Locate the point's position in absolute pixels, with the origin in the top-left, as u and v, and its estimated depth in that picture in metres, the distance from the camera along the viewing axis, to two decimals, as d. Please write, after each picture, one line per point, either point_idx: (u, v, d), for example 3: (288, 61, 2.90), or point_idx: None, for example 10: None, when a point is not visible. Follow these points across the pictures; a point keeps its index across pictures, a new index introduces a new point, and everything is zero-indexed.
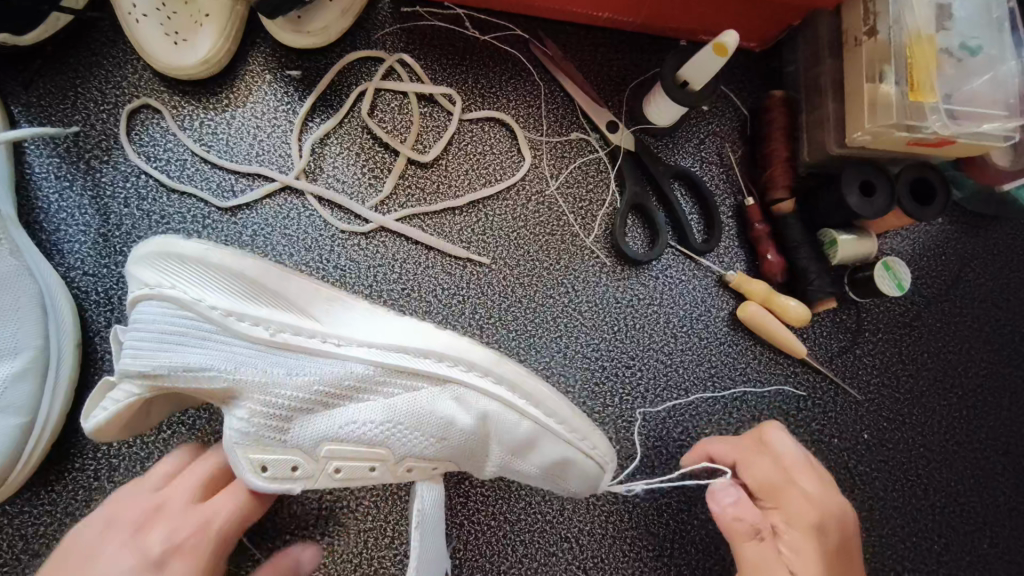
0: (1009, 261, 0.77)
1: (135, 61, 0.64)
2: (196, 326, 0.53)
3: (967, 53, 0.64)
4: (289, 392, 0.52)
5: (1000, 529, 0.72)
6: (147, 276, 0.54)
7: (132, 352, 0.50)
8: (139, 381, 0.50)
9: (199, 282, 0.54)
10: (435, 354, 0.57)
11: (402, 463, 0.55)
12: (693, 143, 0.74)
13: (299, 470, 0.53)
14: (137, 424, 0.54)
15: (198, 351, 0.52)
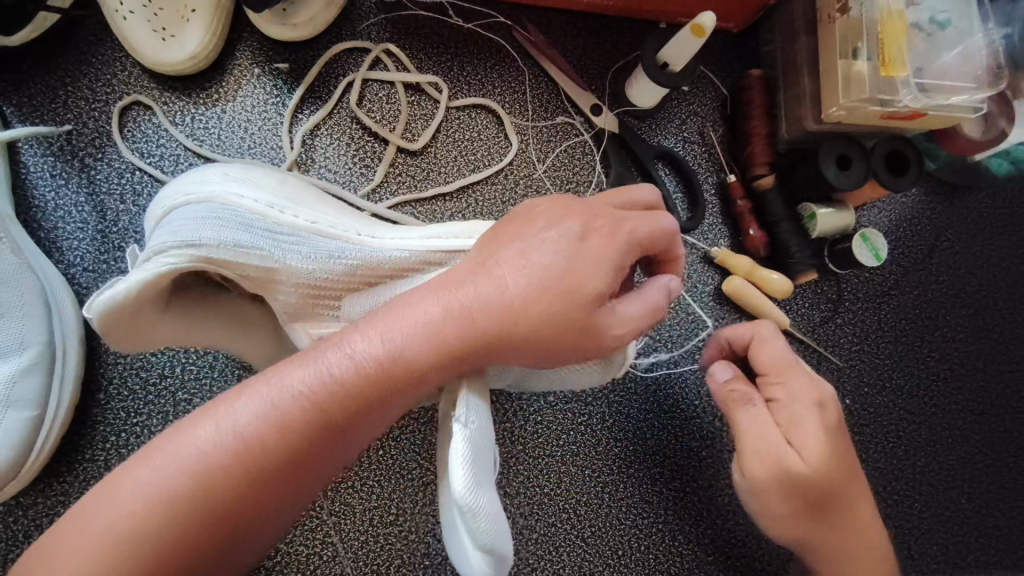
0: (981, 229, 0.80)
1: (124, 59, 0.65)
2: (235, 214, 0.50)
3: (936, 27, 0.66)
4: (333, 268, 0.52)
5: (976, 485, 0.76)
6: (182, 186, 0.53)
7: (171, 232, 0.48)
8: (179, 252, 0.47)
9: (239, 178, 0.54)
10: (468, 235, 0.55)
11: None
12: (675, 124, 0.76)
13: None
14: (142, 324, 0.48)
15: (243, 232, 0.50)
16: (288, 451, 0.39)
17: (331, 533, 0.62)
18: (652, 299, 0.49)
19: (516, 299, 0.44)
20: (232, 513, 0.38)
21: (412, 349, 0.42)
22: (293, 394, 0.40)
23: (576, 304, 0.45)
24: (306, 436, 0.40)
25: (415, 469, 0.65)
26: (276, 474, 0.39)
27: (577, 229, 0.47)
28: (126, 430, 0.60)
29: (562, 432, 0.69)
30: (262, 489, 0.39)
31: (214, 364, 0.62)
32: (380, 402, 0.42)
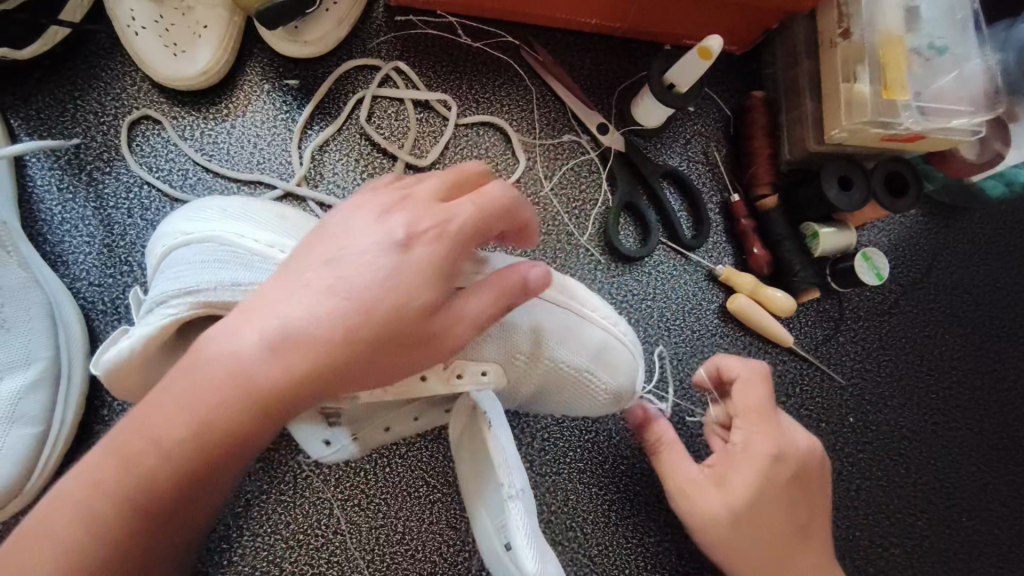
0: (978, 248, 0.82)
1: (133, 73, 0.65)
2: (236, 255, 0.48)
3: (934, 52, 0.68)
4: None
5: (977, 502, 0.76)
6: (183, 222, 0.51)
7: (171, 277, 0.47)
8: (179, 300, 0.45)
9: (238, 216, 0.51)
10: None
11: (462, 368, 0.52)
12: (680, 143, 0.77)
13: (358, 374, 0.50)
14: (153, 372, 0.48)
15: (242, 270, 0.47)
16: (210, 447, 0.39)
17: (336, 552, 0.61)
18: (500, 280, 0.44)
19: (332, 326, 0.40)
20: (151, 518, 0.40)
21: (268, 368, 0.39)
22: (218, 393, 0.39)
23: (386, 318, 0.41)
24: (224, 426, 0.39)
25: (421, 487, 0.64)
26: (204, 468, 0.40)
27: (404, 226, 0.43)
28: None
29: (569, 449, 0.68)
30: (180, 483, 0.39)
31: None
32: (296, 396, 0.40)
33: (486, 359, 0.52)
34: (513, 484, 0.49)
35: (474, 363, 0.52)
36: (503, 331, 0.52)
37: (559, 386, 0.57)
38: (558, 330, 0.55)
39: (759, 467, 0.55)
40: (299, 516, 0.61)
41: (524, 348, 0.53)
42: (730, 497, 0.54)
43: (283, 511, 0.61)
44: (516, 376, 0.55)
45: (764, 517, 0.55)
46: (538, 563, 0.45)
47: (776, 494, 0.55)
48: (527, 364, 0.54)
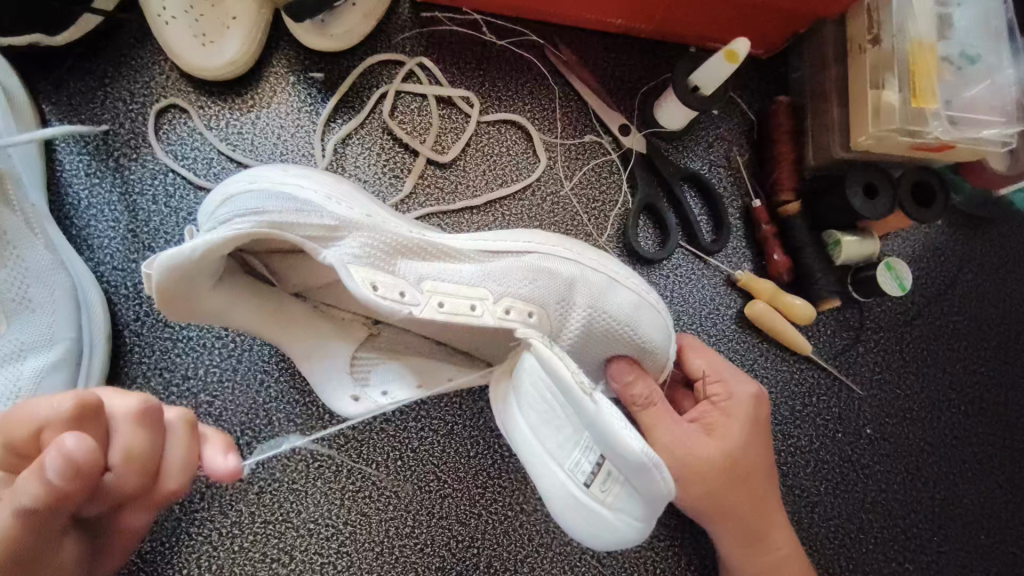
0: (1005, 262, 0.80)
1: (163, 62, 0.66)
2: (296, 198, 0.49)
3: (966, 61, 0.67)
4: (389, 231, 0.51)
5: (996, 521, 0.75)
6: (243, 171, 0.52)
7: (234, 202, 0.48)
8: (246, 216, 0.47)
9: (299, 172, 0.53)
10: (516, 239, 0.56)
11: (503, 302, 0.52)
12: (702, 147, 0.77)
13: (406, 296, 0.49)
14: (191, 296, 0.48)
15: (304, 206, 0.49)
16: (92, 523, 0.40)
17: (346, 542, 0.62)
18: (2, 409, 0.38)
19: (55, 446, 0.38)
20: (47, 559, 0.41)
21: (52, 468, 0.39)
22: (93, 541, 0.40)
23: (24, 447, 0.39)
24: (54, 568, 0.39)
25: (432, 482, 0.64)
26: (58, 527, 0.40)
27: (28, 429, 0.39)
28: None
29: None
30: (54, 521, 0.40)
31: (236, 368, 0.62)
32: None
33: (530, 301, 0.53)
34: (593, 387, 0.47)
35: (521, 302, 0.53)
36: (548, 279, 0.54)
37: (595, 338, 0.56)
38: (603, 287, 0.56)
39: (747, 422, 0.59)
40: (310, 505, 0.62)
41: (564, 291, 0.54)
42: (724, 446, 0.57)
43: (293, 500, 0.61)
44: (559, 321, 0.55)
45: (753, 466, 0.59)
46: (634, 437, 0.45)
47: (759, 446, 0.59)
48: (565, 312, 0.55)
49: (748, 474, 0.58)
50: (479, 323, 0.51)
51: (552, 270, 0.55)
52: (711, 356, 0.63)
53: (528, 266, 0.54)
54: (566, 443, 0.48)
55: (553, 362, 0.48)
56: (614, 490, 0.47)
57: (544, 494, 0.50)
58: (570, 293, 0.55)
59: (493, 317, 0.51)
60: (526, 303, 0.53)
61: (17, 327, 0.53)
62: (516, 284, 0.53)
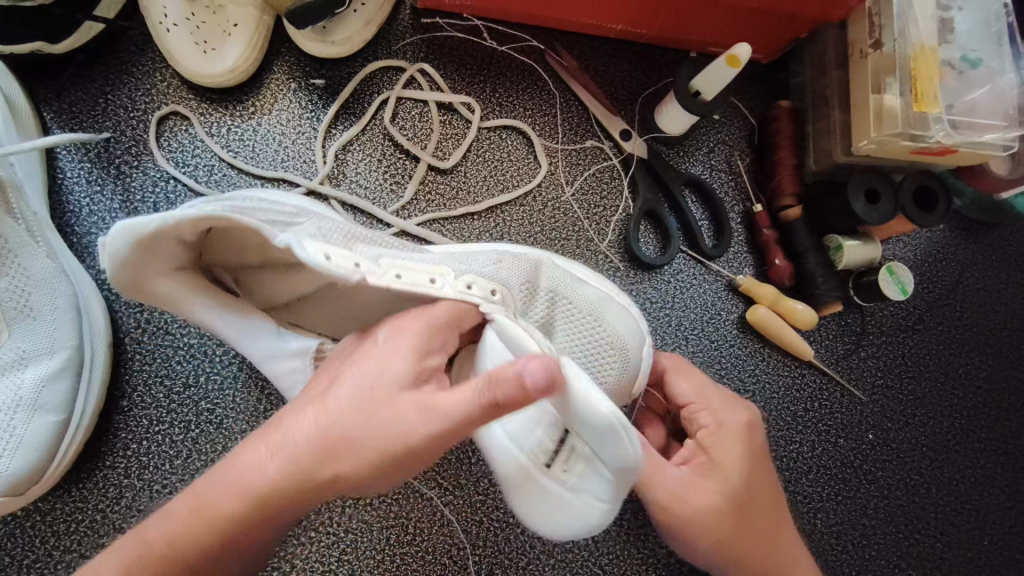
0: (1007, 266, 0.80)
1: (164, 69, 0.66)
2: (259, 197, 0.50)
3: (967, 65, 0.66)
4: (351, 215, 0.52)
5: (999, 526, 0.75)
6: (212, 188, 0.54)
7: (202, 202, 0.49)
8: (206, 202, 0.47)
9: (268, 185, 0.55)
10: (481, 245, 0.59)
11: (464, 277, 0.51)
12: (703, 151, 0.76)
13: (359, 266, 0.48)
14: (149, 276, 0.49)
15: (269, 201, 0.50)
16: (301, 453, 0.39)
17: (347, 550, 0.61)
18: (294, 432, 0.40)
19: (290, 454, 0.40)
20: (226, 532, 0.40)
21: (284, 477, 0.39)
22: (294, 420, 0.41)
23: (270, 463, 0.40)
24: (221, 528, 0.40)
25: (434, 489, 0.64)
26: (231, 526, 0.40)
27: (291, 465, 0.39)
28: (146, 439, 0.60)
29: None
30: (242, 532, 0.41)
31: (237, 376, 0.62)
32: (214, 555, 0.41)
33: (494, 282, 0.53)
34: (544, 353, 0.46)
35: (484, 279, 0.52)
36: (513, 266, 0.55)
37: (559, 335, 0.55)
38: (563, 280, 0.57)
39: (740, 446, 0.57)
40: (311, 514, 0.61)
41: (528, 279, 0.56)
42: (722, 484, 0.54)
43: None
44: (522, 303, 0.54)
45: (760, 497, 0.57)
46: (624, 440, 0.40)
47: (760, 470, 0.57)
48: (529, 298, 0.55)
49: (755, 516, 0.56)
50: (437, 293, 0.49)
51: (515, 256, 0.56)
52: (692, 377, 0.61)
53: (491, 256, 0.56)
54: (529, 425, 0.48)
55: (509, 328, 0.46)
56: (575, 469, 0.44)
57: (507, 485, 0.48)
58: (533, 277, 0.56)
59: (455, 289, 0.50)
60: (488, 280, 0.53)
61: (22, 334, 0.53)
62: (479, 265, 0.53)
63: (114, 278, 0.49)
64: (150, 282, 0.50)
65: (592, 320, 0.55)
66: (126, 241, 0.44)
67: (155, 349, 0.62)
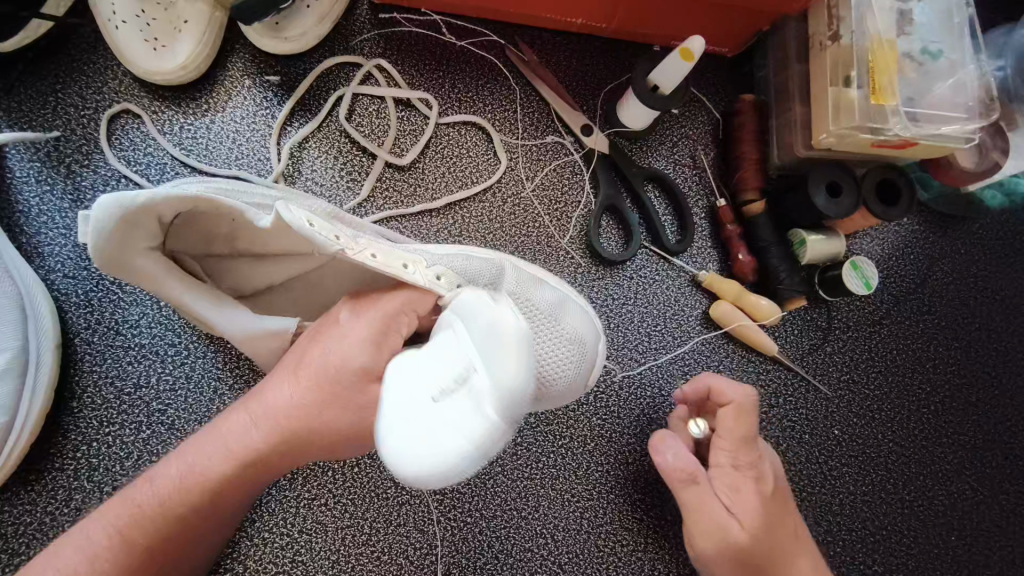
0: (976, 259, 0.79)
1: (116, 67, 0.66)
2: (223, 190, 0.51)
3: (927, 57, 0.66)
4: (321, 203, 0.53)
5: (967, 522, 0.74)
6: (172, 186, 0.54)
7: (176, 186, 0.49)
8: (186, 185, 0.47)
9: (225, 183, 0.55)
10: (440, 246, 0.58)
11: (433, 265, 0.51)
12: (667, 146, 0.76)
13: (340, 238, 0.47)
14: (130, 247, 0.45)
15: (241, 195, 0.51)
16: (282, 413, 0.46)
17: (301, 551, 0.61)
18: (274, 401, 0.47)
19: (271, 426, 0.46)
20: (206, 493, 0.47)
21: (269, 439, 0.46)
22: (263, 389, 0.48)
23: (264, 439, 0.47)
24: (207, 491, 0.46)
25: (390, 489, 0.64)
26: (213, 493, 0.47)
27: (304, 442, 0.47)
28: (96, 440, 0.59)
29: (543, 455, 0.67)
30: (227, 491, 0.47)
31: (190, 377, 0.62)
32: (181, 525, 0.47)
33: (462, 275, 0.52)
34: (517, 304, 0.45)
35: (452, 272, 0.52)
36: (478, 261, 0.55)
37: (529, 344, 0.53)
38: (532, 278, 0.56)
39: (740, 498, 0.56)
40: (264, 514, 0.61)
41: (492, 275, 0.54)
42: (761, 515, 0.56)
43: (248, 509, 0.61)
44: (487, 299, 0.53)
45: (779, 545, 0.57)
46: (456, 415, 0.39)
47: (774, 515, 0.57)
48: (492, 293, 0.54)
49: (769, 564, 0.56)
50: (408, 280, 0.49)
51: (481, 259, 0.55)
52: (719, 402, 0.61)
53: (455, 251, 0.56)
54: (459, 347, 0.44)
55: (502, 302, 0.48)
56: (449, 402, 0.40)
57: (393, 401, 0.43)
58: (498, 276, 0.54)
59: (425, 278, 0.50)
60: (457, 275, 0.52)
61: None
62: (448, 258, 0.53)
63: (93, 253, 0.45)
64: (129, 257, 0.46)
65: (552, 320, 0.50)
66: (119, 214, 0.43)
67: (106, 350, 0.61)
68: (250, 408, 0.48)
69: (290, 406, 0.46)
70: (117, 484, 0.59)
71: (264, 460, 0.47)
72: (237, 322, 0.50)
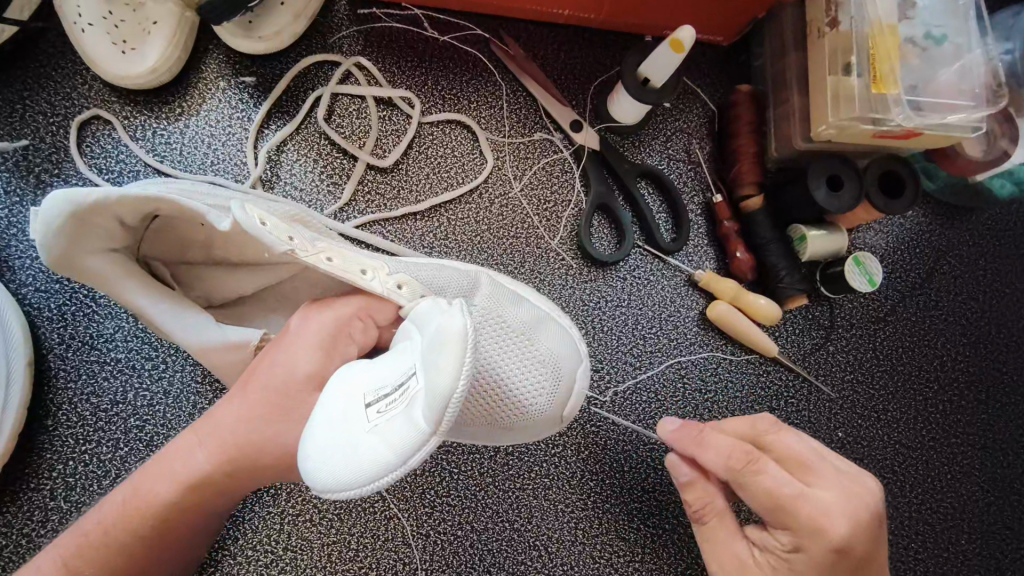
0: (984, 251, 0.76)
1: (85, 71, 0.63)
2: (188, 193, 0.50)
3: (931, 42, 0.62)
4: (287, 207, 0.52)
5: (977, 524, 0.72)
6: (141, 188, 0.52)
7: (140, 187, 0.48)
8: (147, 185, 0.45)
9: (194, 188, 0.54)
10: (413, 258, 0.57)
11: (396, 272, 0.50)
12: (660, 141, 0.73)
13: (295, 241, 0.45)
14: (83, 245, 0.44)
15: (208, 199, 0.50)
16: (229, 433, 0.46)
17: (287, 568, 0.59)
18: (221, 420, 0.46)
19: (218, 447, 0.46)
20: (154, 519, 0.46)
21: (217, 460, 0.46)
22: (213, 408, 0.48)
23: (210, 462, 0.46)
24: (156, 516, 0.46)
25: (377, 503, 0.62)
26: (162, 519, 0.46)
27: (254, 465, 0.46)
28: (72, 458, 0.58)
29: (535, 465, 0.65)
30: (177, 517, 0.46)
31: (168, 391, 0.60)
32: (131, 553, 0.46)
33: (426, 285, 0.51)
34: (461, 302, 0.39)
35: (416, 281, 0.51)
36: (448, 273, 0.54)
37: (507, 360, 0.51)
38: (508, 292, 0.55)
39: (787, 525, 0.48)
40: (248, 531, 0.59)
41: (462, 287, 0.53)
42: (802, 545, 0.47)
43: (231, 526, 0.59)
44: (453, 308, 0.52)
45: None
46: (383, 427, 0.36)
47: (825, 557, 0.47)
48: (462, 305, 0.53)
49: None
50: (364, 285, 0.48)
51: (454, 269, 0.55)
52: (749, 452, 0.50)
53: (425, 263, 0.54)
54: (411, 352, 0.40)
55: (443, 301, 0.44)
56: (382, 414, 0.37)
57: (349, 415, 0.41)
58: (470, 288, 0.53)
59: (384, 285, 0.49)
60: (422, 284, 0.51)
61: None
62: (415, 268, 0.52)
63: (45, 252, 0.44)
64: (81, 256, 0.44)
65: (522, 335, 0.49)
66: (66, 213, 0.41)
67: (81, 365, 0.59)
68: (198, 428, 0.47)
69: (236, 424, 0.46)
70: (94, 503, 0.57)
71: (213, 481, 0.46)
72: (195, 330, 0.48)
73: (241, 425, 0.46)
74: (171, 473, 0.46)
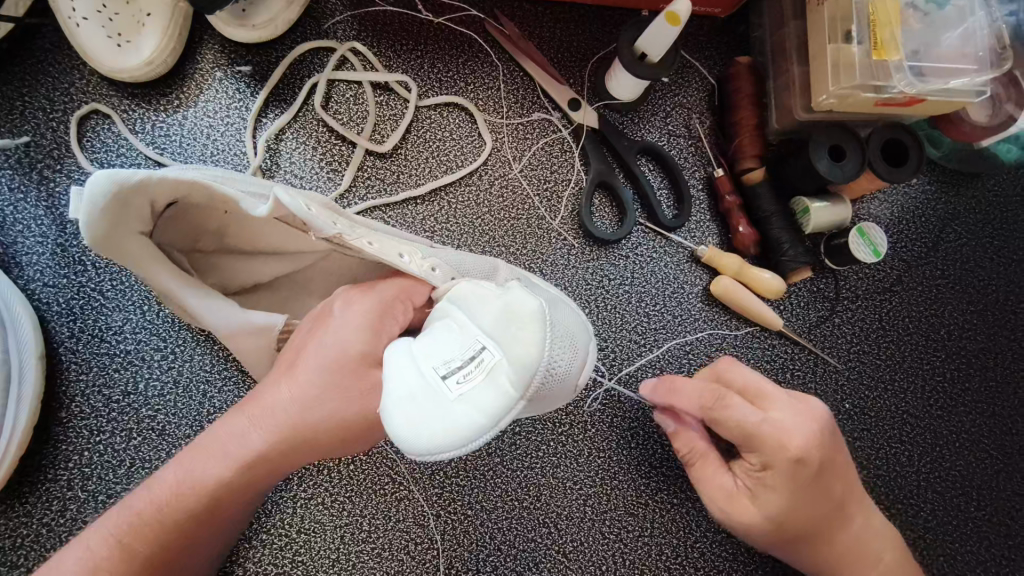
0: (991, 218, 0.75)
1: (81, 66, 0.63)
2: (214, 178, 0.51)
3: (933, 6, 0.61)
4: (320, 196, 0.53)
5: (987, 491, 0.72)
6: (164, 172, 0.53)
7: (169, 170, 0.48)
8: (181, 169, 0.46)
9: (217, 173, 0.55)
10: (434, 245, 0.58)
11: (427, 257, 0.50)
12: (659, 116, 0.72)
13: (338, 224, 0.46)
14: (120, 228, 0.44)
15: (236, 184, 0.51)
16: (282, 411, 0.46)
17: (301, 551, 0.60)
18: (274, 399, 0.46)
19: (272, 426, 0.45)
20: (207, 498, 0.46)
21: (271, 439, 0.45)
22: (263, 387, 0.48)
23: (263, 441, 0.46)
24: (210, 494, 0.46)
25: (388, 484, 0.62)
26: (214, 497, 0.46)
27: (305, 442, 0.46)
28: (87, 449, 0.59)
29: (542, 443, 0.65)
30: (228, 495, 0.46)
31: (178, 381, 0.61)
32: (181, 530, 0.46)
33: (458, 269, 0.52)
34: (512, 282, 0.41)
35: (448, 265, 0.51)
36: (472, 258, 0.54)
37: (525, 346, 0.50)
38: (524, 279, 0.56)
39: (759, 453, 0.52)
40: (261, 516, 0.61)
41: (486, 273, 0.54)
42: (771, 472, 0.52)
43: None
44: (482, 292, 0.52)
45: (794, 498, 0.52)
46: (468, 397, 0.35)
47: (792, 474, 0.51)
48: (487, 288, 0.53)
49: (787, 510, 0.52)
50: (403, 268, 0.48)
51: (474, 256, 0.55)
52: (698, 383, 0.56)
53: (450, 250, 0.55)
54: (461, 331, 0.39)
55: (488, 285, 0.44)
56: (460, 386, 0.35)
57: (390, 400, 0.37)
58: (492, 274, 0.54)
59: (421, 268, 0.49)
60: (454, 270, 0.51)
61: None
62: (444, 254, 0.52)
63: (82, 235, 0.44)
64: (117, 241, 0.44)
65: None
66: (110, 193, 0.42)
67: (91, 358, 0.60)
68: (251, 406, 0.47)
69: (290, 401, 0.46)
70: (111, 492, 0.58)
71: (266, 460, 0.46)
72: (222, 315, 0.49)
73: (294, 402, 0.45)
74: (223, 451, 0.46)
